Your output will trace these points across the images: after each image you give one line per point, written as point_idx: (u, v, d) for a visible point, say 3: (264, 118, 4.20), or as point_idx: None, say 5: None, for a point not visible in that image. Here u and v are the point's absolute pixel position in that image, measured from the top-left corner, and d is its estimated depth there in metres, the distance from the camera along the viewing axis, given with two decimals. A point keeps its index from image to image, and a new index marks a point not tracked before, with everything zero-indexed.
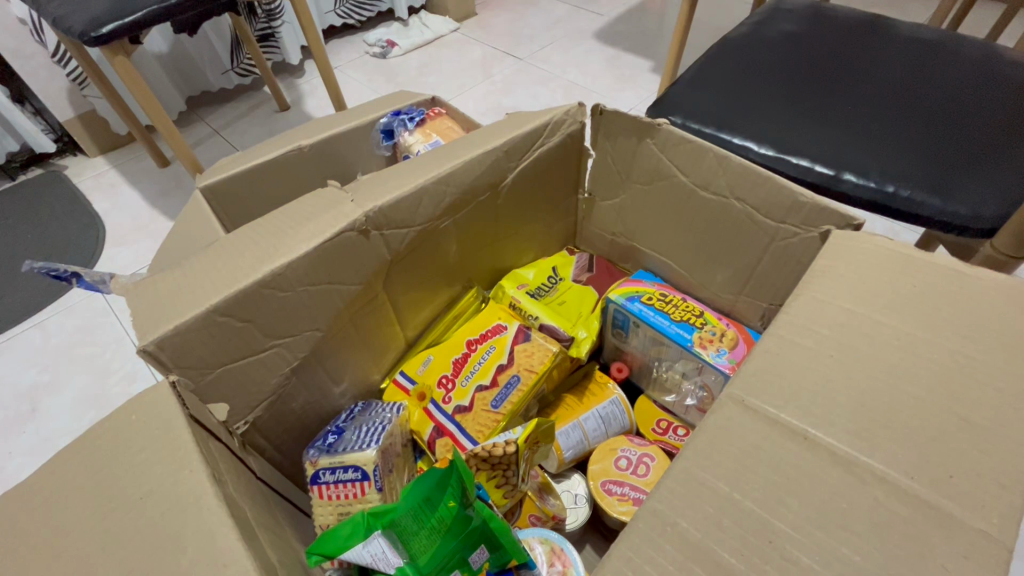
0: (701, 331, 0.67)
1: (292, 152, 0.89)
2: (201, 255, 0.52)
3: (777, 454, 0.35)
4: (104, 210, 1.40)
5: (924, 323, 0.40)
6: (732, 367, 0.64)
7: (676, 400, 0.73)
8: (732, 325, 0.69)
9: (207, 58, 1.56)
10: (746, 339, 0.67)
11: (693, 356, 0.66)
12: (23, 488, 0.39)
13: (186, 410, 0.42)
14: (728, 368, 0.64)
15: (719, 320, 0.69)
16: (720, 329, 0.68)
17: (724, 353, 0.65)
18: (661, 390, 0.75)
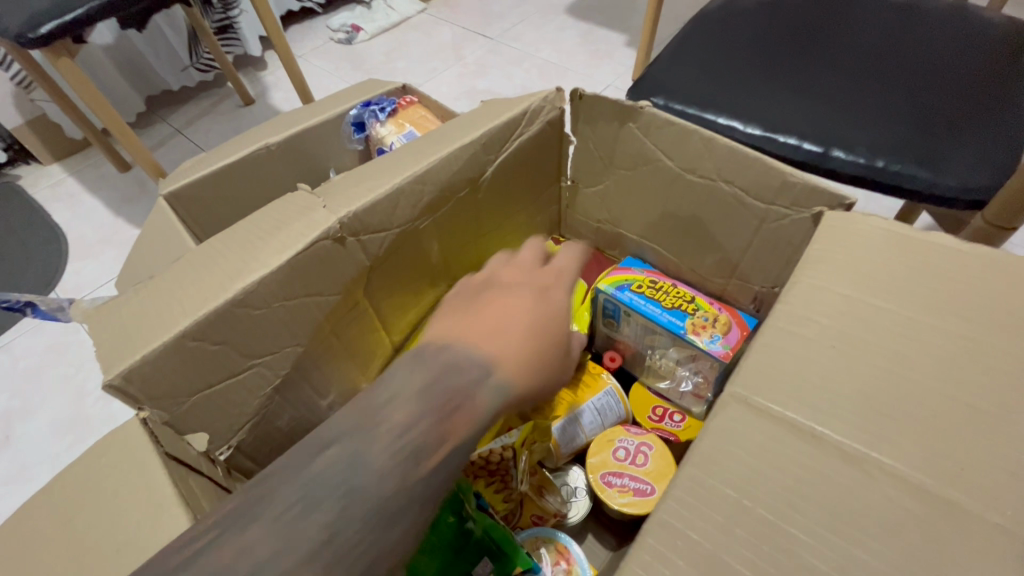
0: (693, 317, 0.66)
1: (259, 152, 0.85)
2: (165, 274, 0.49)
3: (786, 454, 0.34)
4: (64, 221, 1.33)
5: (925, 307, 0.39)
6: (726, 353, 0.64)
7: (676, 391, 0.72)
8: (725, 309, 0.67)
9: (161, 53, 1.48)
10: (739, 323, 0.67)
11: (687, 343, 0.66)
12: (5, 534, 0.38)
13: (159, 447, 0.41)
14: (723, 354, 0.64)
15: (711, 305, 0.68)
16: (712, 314, 0.67)
17: (720, 338, 0.65)
18: (659, 380, 0.74)
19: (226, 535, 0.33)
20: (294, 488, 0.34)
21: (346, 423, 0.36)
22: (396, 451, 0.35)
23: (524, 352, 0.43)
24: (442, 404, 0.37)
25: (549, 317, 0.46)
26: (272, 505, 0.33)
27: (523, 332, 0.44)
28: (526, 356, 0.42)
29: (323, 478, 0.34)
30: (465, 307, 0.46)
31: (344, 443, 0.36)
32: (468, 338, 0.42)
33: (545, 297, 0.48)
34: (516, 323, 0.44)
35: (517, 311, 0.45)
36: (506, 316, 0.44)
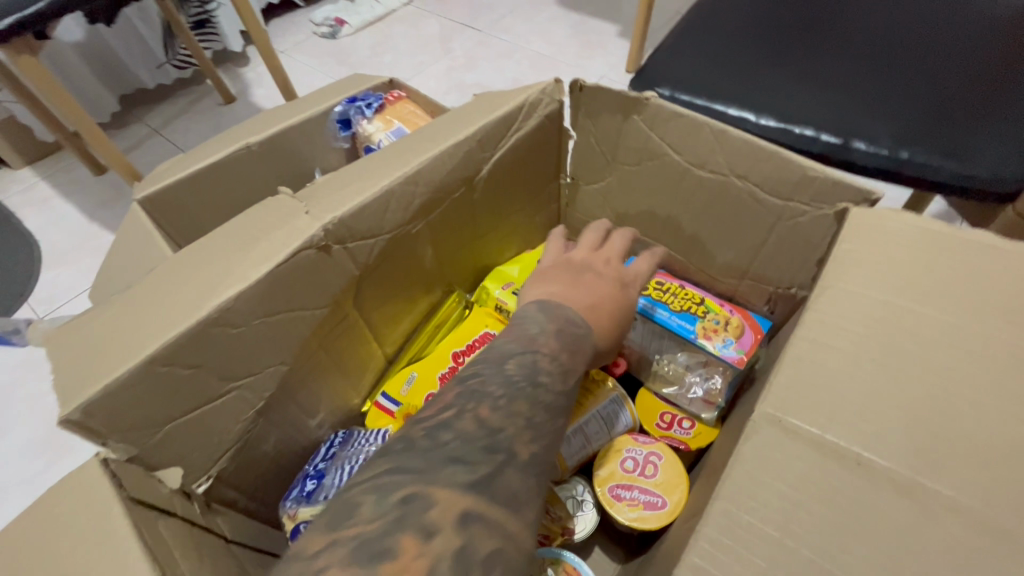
0: (704, 321, 0.66)
1: (238, 153, 0.80)
2: (132, 290, 0.44)
3: (830, 485, 0.30)
4: (37, 228, 1.27)
5: (974, 314, 0.35)
6: (740, 358, 0.63)
7: (684, 395, 0.66)
8: (737, 311, 0.66)
9: (135, 50, 1.41)
10: (752, 326, 0.65)
11: (699, 349, 0.65)
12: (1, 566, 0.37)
13: (123, 489, 0.37)
14: (736, 360, 0.63)
15: (721, 307, 0.67)
16: (723, 317, 0.66)
17: (733, 342, 0.64)
18: (666, 385, 0.68)
19: (458, 415, 0.35)
20: (500, 383, 0.38)
21: (509, 345, 0.43)
22: (551, 371, 0.41)
23: (609, 326, 0.51)
24: (570, 346, 0.45)
25: (627, 306, 0.54)
26: (491, 394, 0.37)
27: (612, 314, 0.52)
28: (611, 329, 0.51)
29: (511, 379, 0.39)
30: (566, 277, 0.54)
31: (516, 357, 0.41)
32: (573, 303, 0.50)
33: (627, 285, 0.56)
34: (607, 305, 0.52)
35: (608, 292, 0.53)
36: (600, 294, 0.53)
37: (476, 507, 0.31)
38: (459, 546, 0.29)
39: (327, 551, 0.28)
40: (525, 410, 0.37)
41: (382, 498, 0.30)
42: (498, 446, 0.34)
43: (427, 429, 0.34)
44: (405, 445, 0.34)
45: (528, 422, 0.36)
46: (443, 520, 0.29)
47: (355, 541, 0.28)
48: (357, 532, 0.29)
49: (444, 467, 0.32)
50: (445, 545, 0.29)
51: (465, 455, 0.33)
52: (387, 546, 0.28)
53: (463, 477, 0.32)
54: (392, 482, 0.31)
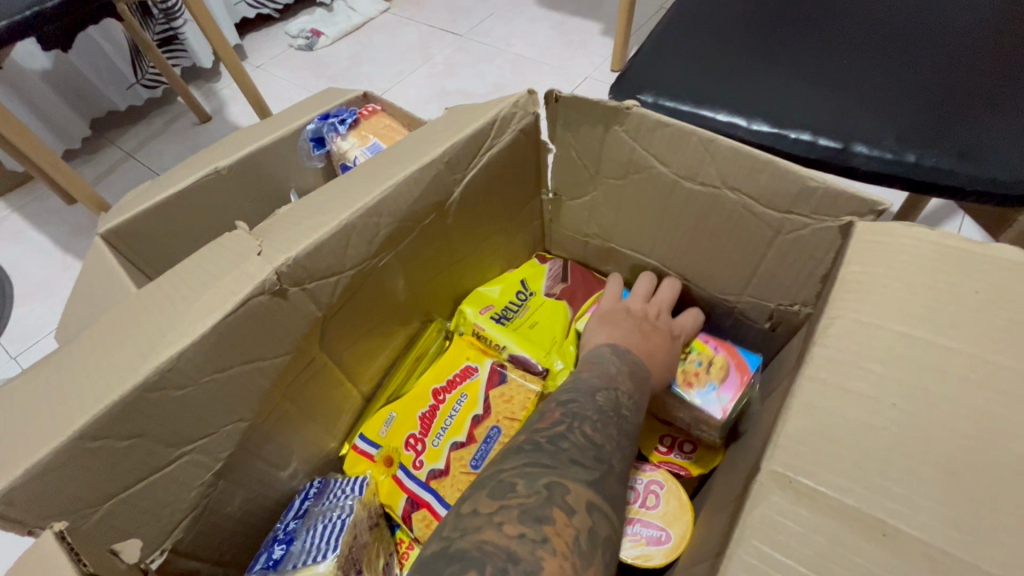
0: (685, 363, 0.62)
1: (206, 177, 0.75)
2: (66, 351, 0.40)
3: (857, 564, 0.26)
4: (8, 261, 1.22)
5: (1007, 345, 0.31)
6: (724, 409, 0.58)
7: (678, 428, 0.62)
8: (723, 349, 0.62)
9: (104, 71, 1.37)
10: (739, 365, 0.61)
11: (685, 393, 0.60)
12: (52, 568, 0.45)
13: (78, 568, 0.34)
14: (719, 410, 0.58)
15: (706, 345, 0.63)
16: (707, 358, 0.62)
17: (721, 387, 0.59)
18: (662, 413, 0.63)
19: (570, 428, 0.38)
20: (594, 409, 0.40)
21: (594, 380, 0.45)
22: (630, 407, 0.44)
23: (663, 374, 0.55)
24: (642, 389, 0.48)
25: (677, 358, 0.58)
26: (588, 414, 0.39)
27: (667, 364, 0.56)
28: (665, 378, 0.55)
29: (602, 408, 0.41)
30: (628, 323, 0.57)
31: (603, 391, 0.43)
32: (639, 349, 0.54)
33: (675, 338, 0.60)
34: (663, 356, 0.56)
35: (663, 344, 0.57)
36: (658, 345, 0.56)
37: (598, 500, 0.33)
38: (591, 528, 0.32)
39: (498, 513, 0.31)
40: (619, 432, 0.39)
41: (529, 480, 0.33)
42: (603, 458, 0.36)
43: (550, 434, 0.37)
44: (534, 444, 0.36)
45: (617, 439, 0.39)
46: (578, 503, 0.32)
47: (517, 509, 0.31)
48: (517, 503, 0.31)
49: (570, 466, 0.34)
50: (582, 523, 0.31)
51: (582, 458, 0.35)
52: (544, 514, 0.31)
53: (584, 476, 0.34)
54: (530, 470, 0.34)
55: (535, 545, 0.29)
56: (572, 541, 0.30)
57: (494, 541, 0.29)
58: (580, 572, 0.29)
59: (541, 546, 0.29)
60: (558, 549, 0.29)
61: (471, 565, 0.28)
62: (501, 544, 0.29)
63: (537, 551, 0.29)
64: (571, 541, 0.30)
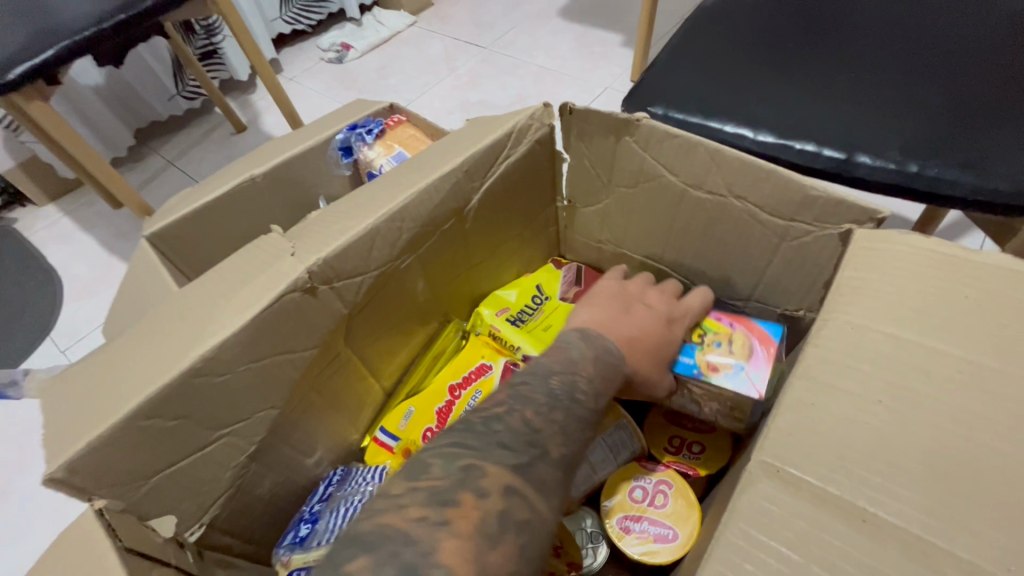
0: (704, 347, 0.57)
1: (243, 184, 0.81)
2: (121, 340, 0.45)
3: (836, 547, 0.28)
4: (59, 262, 1.31)
5: (990, 348, 0.32)
6: (758, 388, 0.53)
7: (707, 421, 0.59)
8: (738, 324, 0.58)
9: (149, 84, 1.46)
10: (760, 338, 0.56)
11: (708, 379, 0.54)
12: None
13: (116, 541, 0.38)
14: (754, 391, 0.53)
15: (719, 323, 0.59)
16: (724, 336, 0.57)
17: (746, 365, 0.54)
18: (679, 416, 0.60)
19: (510, 412, 0.39)
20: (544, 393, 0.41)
21: (551, 365, 0.45)
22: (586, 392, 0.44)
23: (646, 359, 0.53)
24: (604, 375, 0.47)
25: (669, 344, 0.55)
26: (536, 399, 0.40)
27: (653, 349, 0.54)
28: (650, 363, 0.53)
29: (555, 393, 0.42)
30: (614, 305, 0.57)
31: (559, 374, 0.44)
32: (618, 325, 0.54)
33: (673, 322, 0.57)
34: (648, 339, 0.54)
35: (653, 327, 0.55)
36: (647, 325, 0.55)
37: (517, 484, 0.34)
38: (504, 510, 0.33)
39: (405, 495, 0.32)
40: None
41: (446, 462, 0.35)
42: (537, 443, 0.38)
43: (486, 416, 0.38)
44: (466, 426, 0.38)
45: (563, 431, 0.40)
46: (493, 488, 0.34)
47: (425, 491, 0.33)
48: (427, 485, 0.33)
49: (494, 449, 0.36)
50: (494, 506, 0.33)
51: (512, 442, 0.37)
52: (452, 497, 0.32)
53: (509, 460, 0.36)
54: (451, 452, 0.35)
55: (434, 527, 0.31)
56: (477, 522, 0.32)
57: (394, 524, 0.31)
58: (483, 554, 0.30)
59: (440, 529, 0.30)
60: (460, 530, 0.31)
61: (366, 547, 0.30)
62: (401, 527, 0.30)
63: (436, 532, 0.30)
64: (476, 524, 0.31)
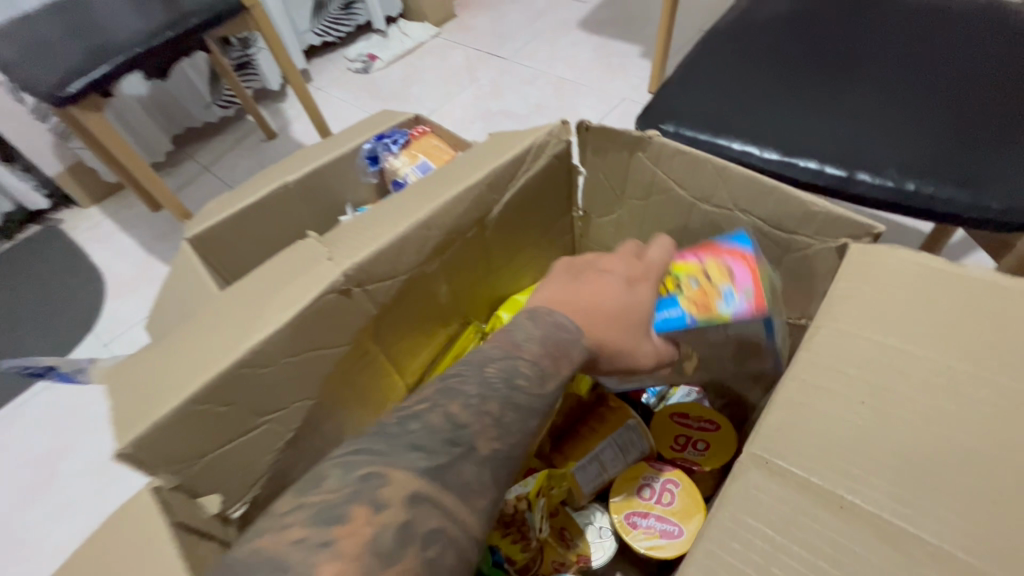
0: (683, 292, 0.51)
1: (278, 190, 0.86)
2: (177, 334, 0.50)
3: (816, 529, 0.31)
4: (101, 261, 1.39)
5: (968, 354, 0.35)
6: (753, 302, 0.50)
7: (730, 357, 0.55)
8: (702, 252, 0.54)
9: (187, 94, 1.54)
10: (728, 254, 0.53)
11: (695, 330, 0.50)
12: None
13: (167, 517, 0.42)
14: (751, 305, 0.50)
15: (685, 262, 0.53)
16: (695, 271, 0.52)
17: (727, 287, 0.51)
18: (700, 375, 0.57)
19: (431, 408, 0.37)
20: (475, 382, 0.38)
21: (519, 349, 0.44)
22: (529, 374, 0.39)
23: (610, 330, 0.45)
24: (551, 349, 0.41)
25: (635, 305, 0.48)
26: (465, 391, 0.37)
27: (616, 316, 0.46)
28: (617, 333, 0.46)
29: (488, 381, 0.38)
30: (566, 276, 0.50)
31: (496, 362, 0.40)
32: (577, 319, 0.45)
33: (637, 281, 0.50)
34: (608, 306, 0.46)
35: (611, 292, 0.47)
36: (605, 291, 0.47)
37: (425, 490, 0.32)
38: (405, 522, 0.31)
39: (290, 513, 0.31)
40: None
41: (345, 472, 0.33)
42: (461, 440, 0.35)
43: (400, 416, 0.36)
44: (378, 429, 0.36)
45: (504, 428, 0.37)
46: (394, 498, 0.32)
47: (312, 508, 0.31)
48: (318, 500, 0.32)
49: (405, 453, 0.34)
50: (394, 518, 0.31)
51: (427, 443, 0.34)
52: (342, 512, 0.31)
53: (421, 463, 0.33)
54: (353, 460, 0.34)
55: (313, 548, 0.29)
56: (370, 541, 0.30)
57: (271, 547, 0.30)
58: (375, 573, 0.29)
59: (320, 551, 0.29)
60: (344, 551, 0.29)
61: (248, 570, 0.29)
62: (279, 550, 0.30)
63: (315, 554, 0.29)
64: (366, 542, 0.30)
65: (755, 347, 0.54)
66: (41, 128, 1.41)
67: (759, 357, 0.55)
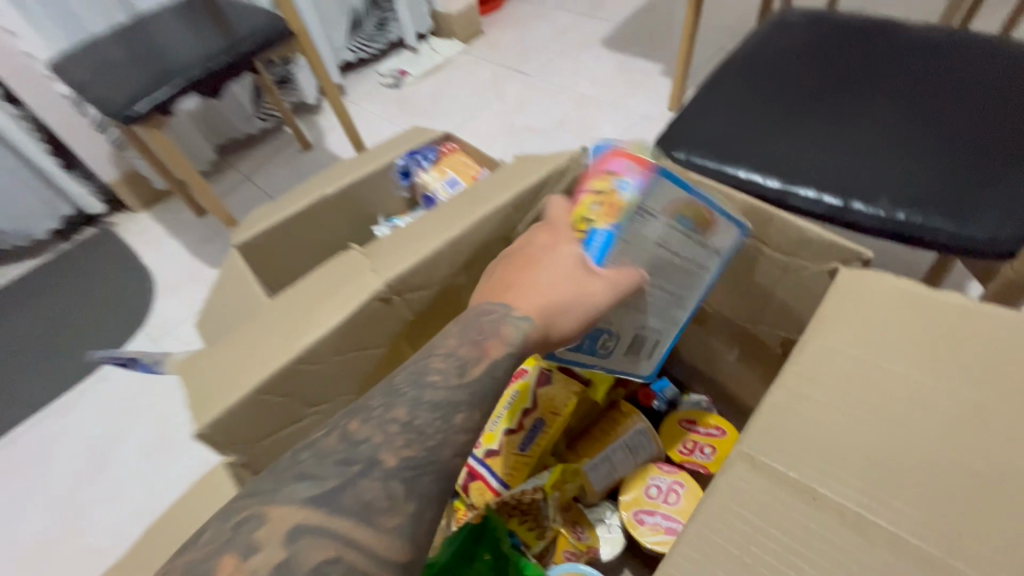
0: (592, 215, 0.49)
1: (319, 202, 0.94)
2: (240, 333, 0.57)
3: (791, 516, 0.36)
4: (151, 263, 1.49)
5: (935, 371, 0.40)
6: (641, 171, 0.48)
7: (689, 245, 0.53)
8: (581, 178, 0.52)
9: (232, 109, 1.66)
10: (599, 161, 0.51)
11: (622, 251, 0.49)
12: (206, 489, 0.61)
13: None
14: (641, 174, 0.48)
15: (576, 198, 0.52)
16: (587, 195, 0.50)
17: (627, 188, 0.47)
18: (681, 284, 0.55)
19: (327, 436, 0.39)
20: (379, 394, 0.40)
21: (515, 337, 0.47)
22: (443, 369, 0.41)
23: (540, 294, 0.47)
24: (474, 337, 0.43)
25: (561, 261, 0.48)
26: (366, 407, 0.40)
27: (543, 280, 0.47)
28: (551, 293, 0.47)
29: (394, 390, 0.41)
30: (497, 268, 0.52)
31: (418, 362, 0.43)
32: (512, 300, 0.46)
33: (557, 240, 0.50)
34: (533, 276, 0.48)
35: (533, 263, 0.49)
36: (528, 266, 0.49)
37: (306, 523, 0.34)
38: (283, 560, 0.32)
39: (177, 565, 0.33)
40: None
41: (228, 517, 0.35)
42: (352, 460, 0.37)
43: (296, 450, 0.38)
44: (271, 467, 0.38)
45: (416, 431, 0.38)
46: (270, 538, 0.33)
47: (188, 562, 0.33)
48: (197, 551, 0.33)
49: (291, 487, 0.36)
50: (268, 559, 0.32)
51: (314, 472, 0.36)
52: (213, 564, 0.32)
53: (306, 492, 0.35)
54: (238, 505, 0.35)
55: None
56: None
57: None
58: None
59: None
60: None
61: None
62: None
63: None
64: None
65: (700, 213, 0.51)
66: (100, 138, 1.52)
67: (712, 222, 0.52)
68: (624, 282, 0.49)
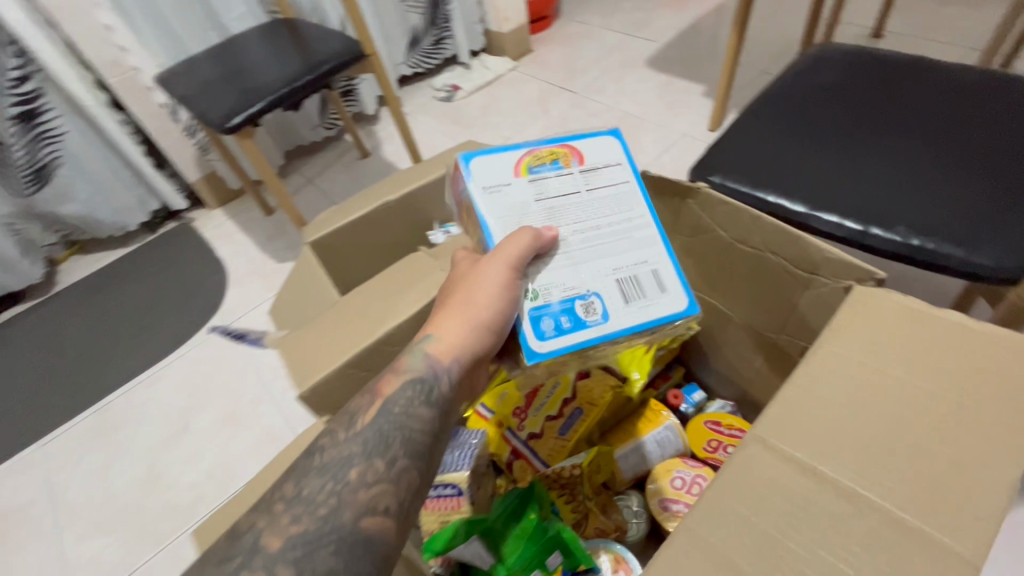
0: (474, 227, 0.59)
1: (384, 207, 1.06)
2: (330, 318, 0.68)
3: (794, 488, 0.44)
4: (224, 255, 1.65)
5: (929, 376, 0.47)
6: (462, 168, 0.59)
7: (568, 178, 0.59)
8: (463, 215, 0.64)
9: (302, 121, 1.82)
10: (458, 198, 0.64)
11: (504, 224, 0.56)
12: (290, 449, 0.72)
13: None
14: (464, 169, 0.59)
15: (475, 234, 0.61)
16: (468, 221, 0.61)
17: (467, 187, 0.58)
18: (607, 208, 0.58)
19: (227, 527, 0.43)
20: (279, 480, 0.45)
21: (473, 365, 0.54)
22: (338, 434, 0.47)
23: (448, 312, 0.54)
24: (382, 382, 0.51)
25: (462, 276, 0.55)
26: (264, 496, 0.44)
27: (451, 299, 0.55)
28: (458, 307, 0.53)
29: (294, 471, 0.45)
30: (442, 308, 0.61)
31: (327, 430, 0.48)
32: (430, 328, 0.55)
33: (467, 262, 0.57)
34: (447, 302, 0.55)
35: (449, 292, 0.57)
36: (447, 297, 0.57)
37: None
38: None
39: None
40: None
41: None
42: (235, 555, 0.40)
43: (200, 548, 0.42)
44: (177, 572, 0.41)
45: (304, 506, 0.42)
46: None
47: None
48: None
49: None
50: None
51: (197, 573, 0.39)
52: None
53: None
54: None
55: None
56: None
57: None
58: None
59: None
60: None
61: None
62: None
63: None
64: None
65: (549, 154, 0.60)
66: (188, 142, 1.67)
67: (566, 153, 0.61)
68: (512, 248, 0.52)
